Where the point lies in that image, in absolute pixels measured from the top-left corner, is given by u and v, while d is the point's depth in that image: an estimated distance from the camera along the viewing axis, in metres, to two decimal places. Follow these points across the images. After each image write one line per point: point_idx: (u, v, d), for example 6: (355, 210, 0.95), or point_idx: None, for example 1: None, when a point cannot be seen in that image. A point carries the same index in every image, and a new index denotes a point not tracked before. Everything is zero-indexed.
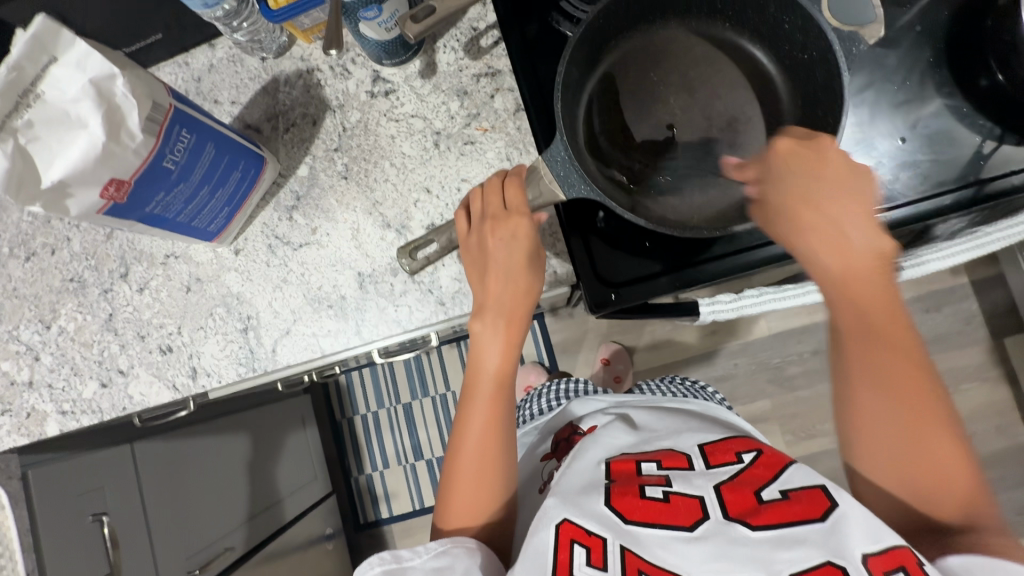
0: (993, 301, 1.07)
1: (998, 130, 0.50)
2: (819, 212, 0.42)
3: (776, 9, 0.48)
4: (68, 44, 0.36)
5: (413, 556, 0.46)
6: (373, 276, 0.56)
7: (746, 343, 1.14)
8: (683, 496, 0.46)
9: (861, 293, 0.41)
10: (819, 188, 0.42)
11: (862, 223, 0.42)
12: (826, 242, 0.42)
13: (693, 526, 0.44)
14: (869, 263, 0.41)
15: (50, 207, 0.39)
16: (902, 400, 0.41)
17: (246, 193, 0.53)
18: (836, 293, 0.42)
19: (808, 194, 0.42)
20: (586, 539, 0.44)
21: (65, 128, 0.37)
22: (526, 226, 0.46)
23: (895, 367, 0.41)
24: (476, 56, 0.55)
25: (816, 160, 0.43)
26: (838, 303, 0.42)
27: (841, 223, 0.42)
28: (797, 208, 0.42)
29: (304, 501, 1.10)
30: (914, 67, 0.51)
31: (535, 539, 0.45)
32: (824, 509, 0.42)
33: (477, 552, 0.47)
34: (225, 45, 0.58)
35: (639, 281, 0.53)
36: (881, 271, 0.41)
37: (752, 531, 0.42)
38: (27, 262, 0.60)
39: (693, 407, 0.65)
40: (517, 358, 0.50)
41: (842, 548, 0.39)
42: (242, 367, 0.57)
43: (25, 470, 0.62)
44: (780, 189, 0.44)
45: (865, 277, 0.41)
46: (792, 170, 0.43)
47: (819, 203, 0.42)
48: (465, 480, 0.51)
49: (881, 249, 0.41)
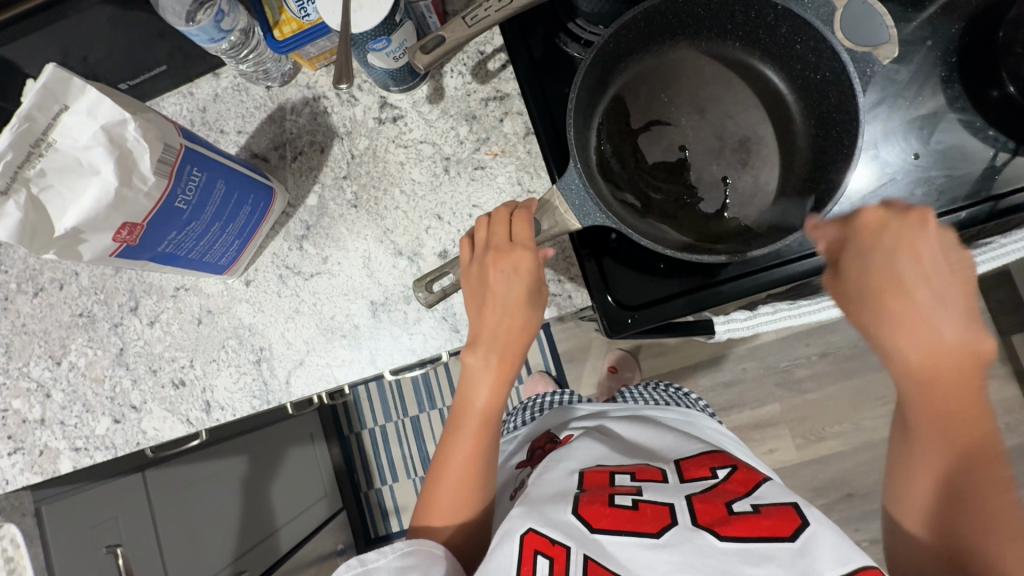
0: (1001, 297, 1.07)
1: (1012, 144, 0.50)
2: (910, 302, 0.39)
3: (788, 30, 0.48)
4: (78, 92, 0.36)
5: (378, 557, 0.45)
6: (386, 304, 0.55)
7: (754, 347, 1.13)
8: (652, 505, 0.46)
9: (946, 387, 0.39)
10: (913, 274, 0.39)
11: (957, 318, 0.38)
12: (908, 329, 0.39)
13: (659, 533, 0.43)
14: (961, 359, 0.38)
15: (64, 253, 0.39)
16: (974, 499, 0.38)
17: (257, 225, 0.52)
18: (912, 382, 0.40)
19: (898, 281, 0.39)
20: (551, 549, 0.43)
21: (77, 175, 0.37)
22: (527, 262, 0.46)
23: (973, 464, 0.39)
24: (484, 80, 0.55)
25: (912, 237, 0.40)
26: (911, 393, 0.40)
27: (932, 314, 0.38)
28: (880, 292, 0.40)
29: (316, 518, 1.10)
30: (925, 82, 0.51)
31: (499, 552, 0.43)
32: (795, 527, 0.41)
33: (441, 561, 0.46)
34: (229, 75, 0.58)
35: (654, 303, 0.52)
36: (970, 371, 0.38)
37: (719, 541, 0.41)
38: (35, 297, 0.59)
39: (673, 418, 0.64)
40: (507, 395, 0.50)
41: (811, 570, 0.38)
42: (256, 400, 0.57)
43: (38, 506, 0.61)
44: (864, 266, 0.41)
45: (951, 373, 0.38)
46: (880, 248, 0.40)
47: (909, 289, 0.39)
48: (442, 503, 0.50)
49: (976, 347, 0.38)
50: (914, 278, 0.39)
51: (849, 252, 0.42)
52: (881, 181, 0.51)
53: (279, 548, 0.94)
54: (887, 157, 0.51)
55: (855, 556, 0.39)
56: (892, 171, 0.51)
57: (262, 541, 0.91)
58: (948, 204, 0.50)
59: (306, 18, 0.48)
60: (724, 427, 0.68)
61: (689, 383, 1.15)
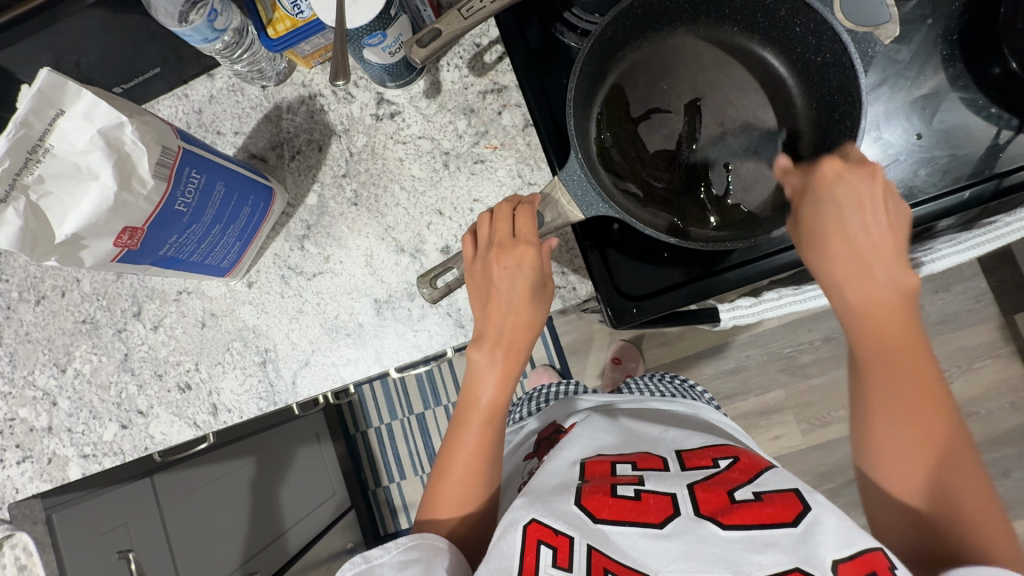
0: (1004, 277, 1.06)
1: (1016, 121, 0.50)
2: (851, 247, 0.40)
3: (788, 13, 0.48)
4: (74, 95, 0.35)
5: (382, 553, 0.44)
6: (390, 301, 0.55)
7: (757, 334, 1.13)
8: (654, 494, 0.46)
9: (887, 327, 0.40)
10: (856, 221, 0.41)
11: (891, 263, 0.40)
12: (850, 272, 0.41)
13: (662, 524, 0.43)
14: (897, 301, 0.40)
15: (66, 259, 0.38)
16: (917, 433, 0.40)
17: (257, 226, 0.52)
18: (857, 325, 0.41)
19: (843, 227, 0.41)
20: (553, 540, 0.43)
21: (76, 181, 0.37)
22: (532, 257, 0.46)
23: (917, 396, 0.40)
24: (480, 73, 0.54)
25: (861, 185, 0.41)
26: (857, 334, 0.41)
27: (869, 257, 0.40)
28: (826, 236, 0.41)
29: (326, 517, 1.10)
30: (927, 61, 0.51)
31: (502, 542, 0.43)
32: (796, 513, 0.41)
33: (445, 553, 0.46)
34: (224, 75, 0.57)
35: (657, 293, 0.52)
36: (906, 306, 0.40)
37: (722, 530, 0.41)
38: (37, 305, 0.59)
39: (676, 411, 0.64)
40: (512, 391, 0.49)
41: (812, 556, 0.38)
42: (262, 401, 0.56)
43: (49, 514, 0.62)
44: (817, 216, 0.42)
45: (888, 314, 0.40)
46: (831, 198, 0.42)
47: (851, 234, 0.41)
48: (447, 497, 0.50)
49: (908, 285, 0.40)
50: (857, 224, 0.41)
51: (809, 198, 0.43)
52: (884, 163, 0.51)
53: (287, 548, 0.94)
54: (890, 138, 0.51)
55: (859, 538, 0.39)
56: (895, 152, 0.51)
57: (269, 544, 0.90)
58: (953, 183, 0.50)
59: (300, 16, 0.48)
60: (727, 417, 0.67)
61: (693, 371, 1.15)
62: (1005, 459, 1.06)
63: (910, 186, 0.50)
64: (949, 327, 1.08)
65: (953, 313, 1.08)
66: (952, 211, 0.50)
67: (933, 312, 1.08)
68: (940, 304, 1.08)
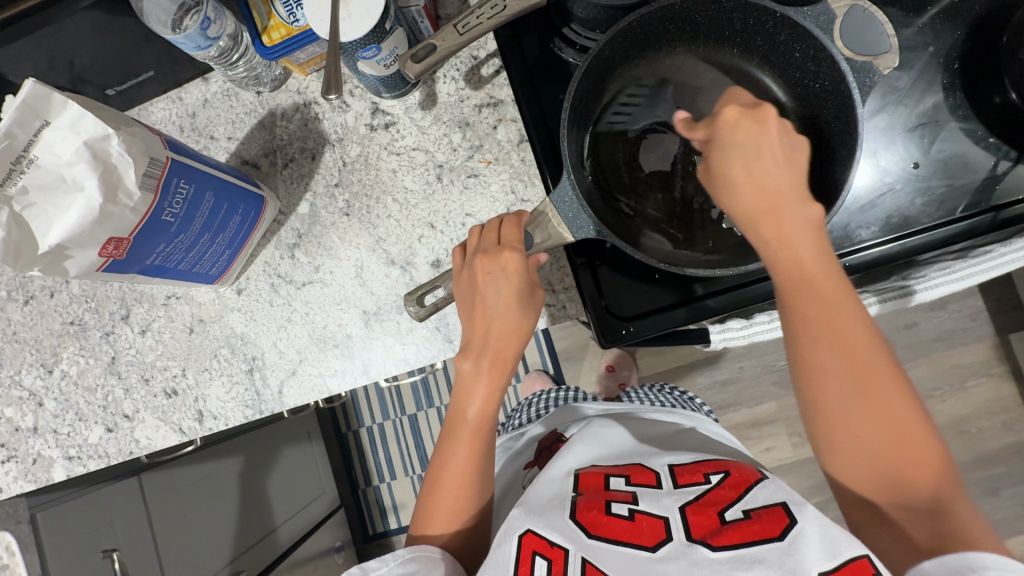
0: (1000, 296, 1.06)
1: (1015, 153, 0.49)
2: (758, 179, 0.42)
3: (788, 38, 0.48)
4: (59, 107, 0.35)
5: (380, 565, 0.44)
6: (379, 314, 0.55)
7: (752, 346, 1.12)
8: (648, 516, 0.45)
9: (799, 251, 0.40)
10: (752, 150, 0.42)
11: (796, 191, 0.41)
12: (763, 207, 0.41)
13: (655, 548, 0.42)
14: (806, 225, 0.41)
15: (49, 269, 0.38)
16: (857, 377, 0.39)
17: (247, 234, 0.51)
18: (775, 253, 0.41)
19: (749, 162, 0.42)
20: (549, 551, 0.43)
21: (60, 192, 0.36)
22: (516, 263, 0.45)
23: (845, 330, 0.39)
24: (477, 86, 0.54)
25: (755, 127, 0.42)
26: (779, 266, 0.41)
27: (776, 188, 0.41)
28: (739, 178, 0.42)
29: (317, 513, 1.11)
30: (927, 90, 0.50)
31: (499, 551, 0.44)
32: (783, 527, 0.40)
33: (442, 564, 0.46)
34: (219, 80, 0.57)
35: (649, 315, 0.52)
36: (817, 236, 0.41)
37: (712, 552, 0.40)
38: (26, 305, 0.58)
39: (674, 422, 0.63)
40: (501, 402, 0.49)
41: (798, 569, 0.37)
42: (249, 410, 0.56)
43: (33, 513, 0.62)
44: (722, 159, 0.43)
45: (803, 241, 0.41)
46: (733, 138, 0.42)
47: (753, 164, 0.42)
48: (438, 513, 0.50)
49: (815, 215, 0.41)
50: (761, 159, 0.42)
51: (714, 140, 0.43)
52: (879, 191, 0.50)
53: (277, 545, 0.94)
54: (887, 166, 0.50)
55: (844, 546, 0.38)
56: (891, 181, 0.50)
57: (258, 541, 0.91)
58: (948, 214, 0.50)
59: (295, 24, 0.47)
60: (725, 430, 0.66)
61: (687, 381, 1.14)
62: (994, 478, 1.07)
63: (906, 215, 0.50)
64: (945, 345, 1.07)
65: (950, 331, 1.07)
66: (948, 241, 0.50)
67: (929, 329, 1.08)
68: (937, 322, 1.07)
